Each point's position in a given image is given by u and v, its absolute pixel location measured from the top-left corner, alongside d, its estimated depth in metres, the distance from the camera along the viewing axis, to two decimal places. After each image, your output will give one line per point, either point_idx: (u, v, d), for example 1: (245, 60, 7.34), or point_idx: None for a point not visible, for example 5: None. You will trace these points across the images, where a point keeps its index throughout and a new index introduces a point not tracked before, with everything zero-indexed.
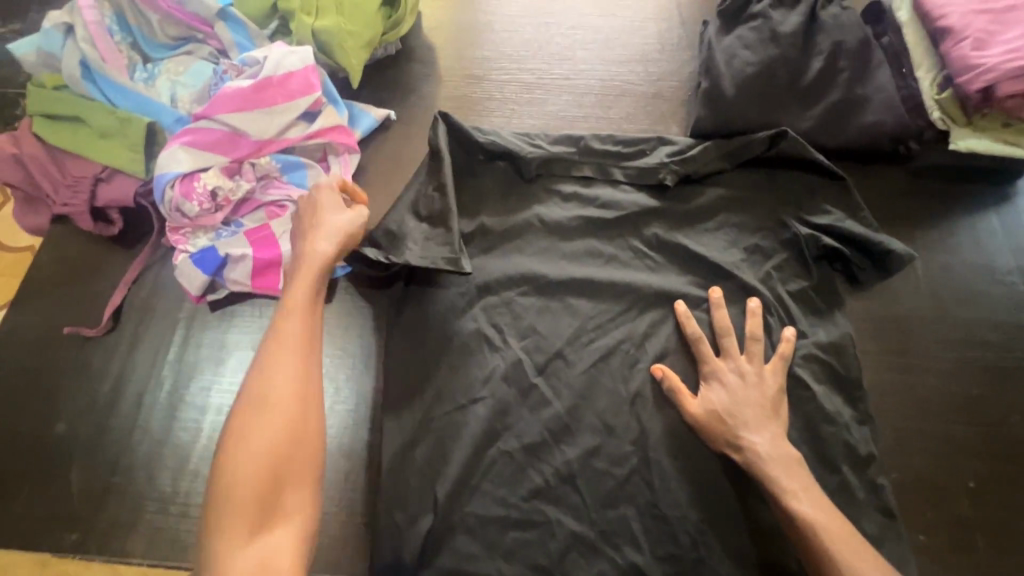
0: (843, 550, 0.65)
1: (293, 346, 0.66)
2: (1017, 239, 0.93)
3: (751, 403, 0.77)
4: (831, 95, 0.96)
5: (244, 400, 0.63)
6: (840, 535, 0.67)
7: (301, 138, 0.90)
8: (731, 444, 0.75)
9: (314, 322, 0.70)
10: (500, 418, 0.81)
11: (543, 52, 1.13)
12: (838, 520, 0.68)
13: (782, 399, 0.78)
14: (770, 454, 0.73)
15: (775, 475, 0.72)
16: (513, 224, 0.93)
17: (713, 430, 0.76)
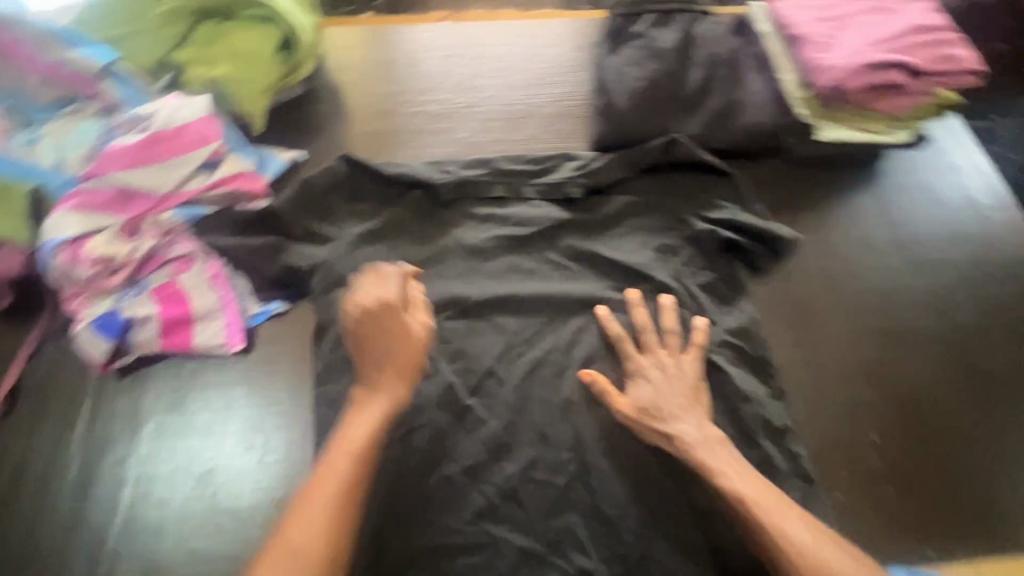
0: (771, 517, 0.69)
1: (329, 498, 0.69)
2: (886, 214, 1.03)
3: (675, 395, 0.81)
4: (713, 101, 1.04)
5: (274, 546, 0.67)
6: (768, 504, 0.71)
7: (201, 189, 0.89)
8: (660, 435, 0.79)
9: (356, 470, 0.72)
10: (438, 444, 0.80)
11: (447, 83, 1.17)
12: (762, 489, 0.72)
13: (703, 386, 0.83)
14: (694, 440, 0.77)
15: (701, 458, 0.75)
16: (432, 253, 0.95)
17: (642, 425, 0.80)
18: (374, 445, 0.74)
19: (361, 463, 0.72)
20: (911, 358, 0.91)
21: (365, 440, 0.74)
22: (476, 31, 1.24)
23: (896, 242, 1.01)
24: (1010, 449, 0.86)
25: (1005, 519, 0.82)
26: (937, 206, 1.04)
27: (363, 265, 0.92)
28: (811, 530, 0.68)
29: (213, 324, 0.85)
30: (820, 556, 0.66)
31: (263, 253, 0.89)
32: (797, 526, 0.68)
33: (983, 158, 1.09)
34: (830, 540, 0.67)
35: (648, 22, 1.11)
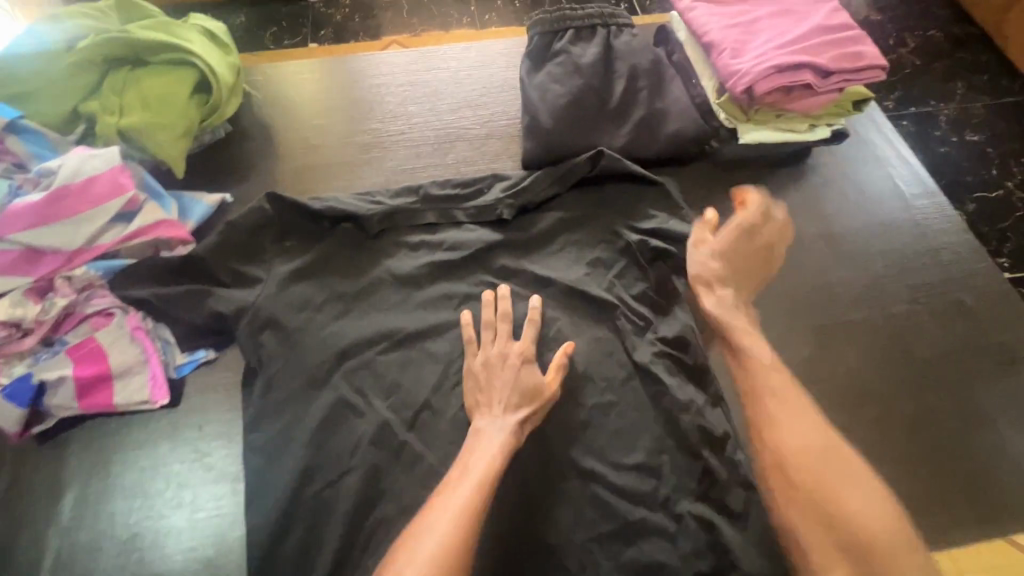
0: (781, 405, 0.76)
1: (436, 545, 0.64)
2: (815, 210, 1.04)
3: (758, 263, 0.92)
4: (637, 112, 1.05)
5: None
6: (783, 396, 0.77)
7: (118, 241, 0.86)
8: (730, 299, 0.88)
9: (475, 516, 0.67)
10: (374, 484, 0.79)
11: (376, 113, 1.17)
12: (783, 382, 0.79)
13: (768, 256, 0.94)
14: (754, 341, 0.83)
15: (741, 346, 0.83)
16: (364, 285, 0.93)
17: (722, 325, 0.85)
18: (485, 492, 0.70)
19: (473, 509, 0.68)
20: (847, 352, 0.91)
21: (496, 453, 0.73)
22: (402, 60, 1.24)
23: (827, 237, 1.02)
24: (950, 434, 0.86)
25: (950, 506, 0.81)
26: (864, 198, 1.06)
27: (293, 303, 0.90)
28: (821, 428, 0.74)
29: (134, 379, 0.82)
30: (812, 443, 0.72)
31: (184, 300, 0.86)
32: (803, 418, 0.74)
33: (904, 147, 1.12)
34: (833, 436, 0.73)
35: (569, 38, 1.12)
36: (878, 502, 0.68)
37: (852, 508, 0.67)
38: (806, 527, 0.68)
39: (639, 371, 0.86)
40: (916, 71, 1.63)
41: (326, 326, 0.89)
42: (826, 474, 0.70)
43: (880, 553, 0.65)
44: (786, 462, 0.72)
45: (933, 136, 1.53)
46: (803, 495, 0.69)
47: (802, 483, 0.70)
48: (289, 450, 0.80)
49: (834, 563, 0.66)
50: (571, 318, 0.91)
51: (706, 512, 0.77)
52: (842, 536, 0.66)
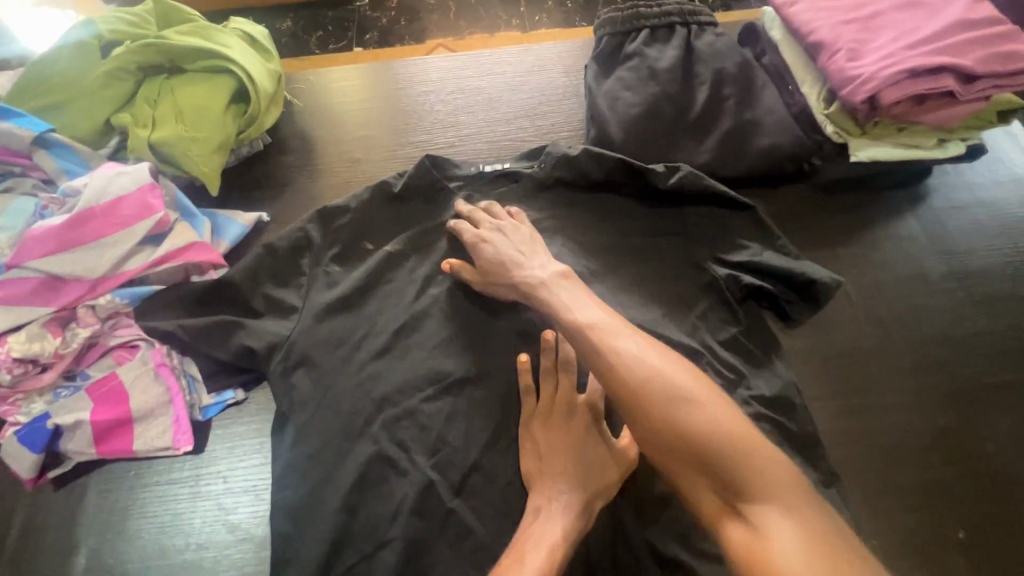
0: (602, 333, 0.64)
1: None
2: (942, 243, 0.87)
3: (522, 250, 0.80)
4: (723, 124, 0.91)
5: None
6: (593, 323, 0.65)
7: (145, 267, 0.79)
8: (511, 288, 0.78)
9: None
10: (415, 560, 0.68)
11: (423, 123, 1.06)
12: (617, 322, 0.66)
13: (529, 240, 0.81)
14: (560, 300, 0.71)
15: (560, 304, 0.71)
16: (406, 318, 0.82)
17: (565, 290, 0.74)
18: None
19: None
20: (989, 423, 0.75)
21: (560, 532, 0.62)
22: (452, 66, 1.14)
23: (958, 276, 0.84)
24: None
25: None
26: (1003, 228, 0.88)
27: (328, 338, 0.79)
28: (644, 346, 0.62)
29: (156, 423, 0.75)
30: (639, 367, 0.60)
31: (209, 333, 0.77)
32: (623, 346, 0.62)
33: None
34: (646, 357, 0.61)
35: (643, 39, 0.98)
36: (720, 418, 0.56)
37: (691, 425, 0.56)
38: (668, 455, 0.57)
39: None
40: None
41: (364, 366, 0.78)
42: (654, 400, 0.58)
43: (729, 462, 0.54)
44: (619, 398, 0.60)
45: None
46: (647, 432, 0.58)
47: (637, 415, 0.58)
48: (320, 514, 0.70)
49: (700, 483, 0.56)
50: None
51: None
52: (693, 455, 0.55)
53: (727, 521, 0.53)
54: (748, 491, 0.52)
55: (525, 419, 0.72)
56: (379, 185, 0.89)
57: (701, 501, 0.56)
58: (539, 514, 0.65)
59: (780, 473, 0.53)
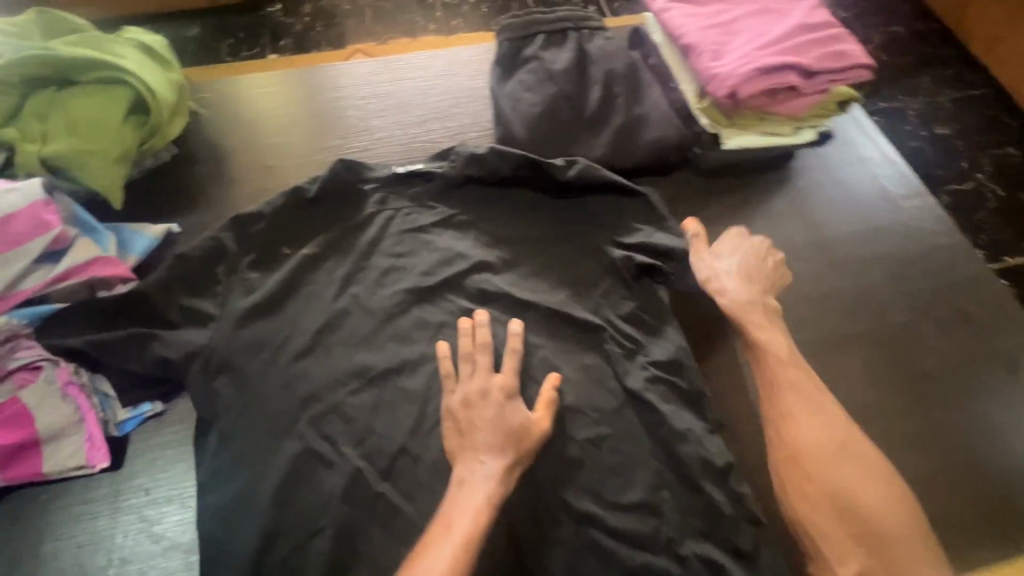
0: (776, 407, 0.77)
1: None
2: (806, 217, 1.00)
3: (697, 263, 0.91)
4: (615, 119, 0.99)
5: None
6: (799, 381, 0.79)
7: (44, 284, 0.77)
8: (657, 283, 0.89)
9: (471, 553, 0.64)
10: (348, 544, 0.71)
11: (337, 128, 1.09)
12: (797, 360, 0.81)
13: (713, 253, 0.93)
14: (767, 327, 0.84)
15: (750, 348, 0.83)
16: (328, 317, 0.84)
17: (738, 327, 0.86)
18: (477, 530, 0.66)
19: (464, 545, 0.65)
20: (850, 367, 0.86)
21: (481, 497, 0.69)
22: (363, 71, 1.17)
23: (819, 245, 0.97)
24: (961, 449, 0.81)
25: (967, 530, 0.76)
26: (854, 201, 1.02)
27: (248, 343, 0.81)
28: (836, 414, 0.77)
29: (67, 443, 0.73)
30: (824, 444, 0.74)
31: (122, 345, 0.76)
32: (812, 417, 0.76)
33: (887, 145, 1.09)
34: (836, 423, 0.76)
35: (539, 43, 1.05)
36: (877, 485, 0.71)
37: (860, 490, 0.70)
38: (819, 524, 0.70)
39: (633, 400, 0.80)
40: (885, 67, 1.63)
41: (286, 366, 0.80)
42: (855, 456, 0.73)
43: (883, 529, 0.68)
44: (794, 471, 0.73)
45: (906, 131, 1.53)
46: (804, 488, 0.72)
47: (835, 480, 0.71)
48: (249, 513, 0.72)
49: (852, 556, 0.68)
50: (557, 344, 0.84)
51: (714, 554, 0.71)
52: (854, 521, 0.69)
53: None
54: (904, 570, 0.66)
55: (446, 403, 0.76)
56: (294, 189, 0.90)
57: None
58: (462, 485, 0.70)
59: (917, 559, 0.67)
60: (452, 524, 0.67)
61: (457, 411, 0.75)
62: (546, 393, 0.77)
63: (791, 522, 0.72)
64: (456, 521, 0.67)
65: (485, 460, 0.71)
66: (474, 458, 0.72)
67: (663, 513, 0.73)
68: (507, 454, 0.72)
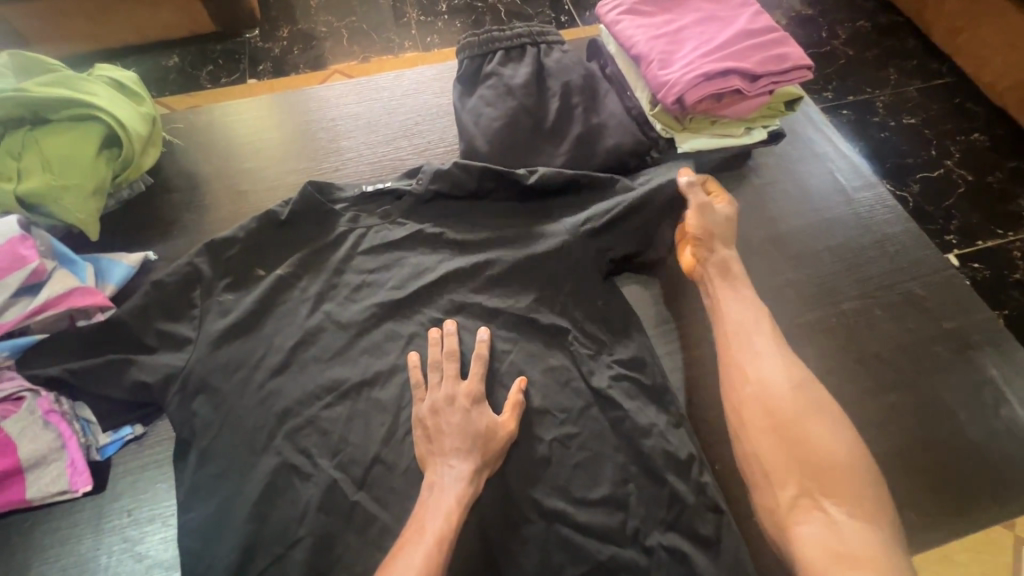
0: (743, 350, 0.80)
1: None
2: (764, 212, 1.04)
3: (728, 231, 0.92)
4: (574, 129, 1.03)
5: None
6: (764, 326, 0.82)
7: (23, 316, 0.80)
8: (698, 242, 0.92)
9: (444, 549, 0.67)
10: (324, 553, 0.74)
11: (307, 150, 1.12)
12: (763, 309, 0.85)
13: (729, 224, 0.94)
14: (737, 280, 0.88)
15: (719, 296, 0.87)
16: (301, 334, 0.87)
17: (715, 283, 0.89)
18: (450, 529, 0.69)
19: (438, 542, 0.67)
20: (807, 355, 0.89)
21: (453, 498, 0.71)
22: (331, 93, 1.20)
23: (775, 238, 1.01)
24: (913, 430, 0.84)
25: (922, 508, 0.79)
26: (808, 195, 1.06)
27: (224, 362, 0.83)
28: (795, 359, 0.79)
29: (49, 469, 0.76)
30: (782, 384, 0.75)
31: (102, 373, 0.79)
32: (777, 359, 0.78)
33: (840, 140, 1.13)
34: (798, 367, 0.78)
35: (499, 59, 1.09)
36: (829, 421, 0.73)
37: (809, 421, 0.72)
38: (767, 454, 0.72)
39: (597, 398, 0.83)
40: (849, 61, 1.68)
41: (262, 384, 0.83)
42: (809, 394, 0.75)
43: (829, 460, 0.70)
44: (750, 406, 0.75)
45: (872, 122, 1.57)
46: (756, 418, 0.74)
47: (786, 415, 0.73)
48: (228, 527, 0.74)
49: (793, 481, 0.69)
50: (524, 349, 0.87)
51: (677, 542, 0.73)
52: (799, 450, 0.71)
53: (812, 517, 0.67)
54: (843, 499, 0.67)
55: (416, 411, 0.79)
56: (267, 214, 0.93)
57: (787, 500, 0.69)
58: (433, 488, 0.73)
59: (859, 490, 0.68)
60: (426, 523, 0.69)
61: (428, 418, 0.78)
62: (514, 394, 0.81)
63: (742, 453, 0.75)
64: (430, 519, 0.70)
65: (456, 463, 0.74)
66: (445, 462, 0.75)
67: (630, 507, 0.75)
68: (477, 455, 0.75)
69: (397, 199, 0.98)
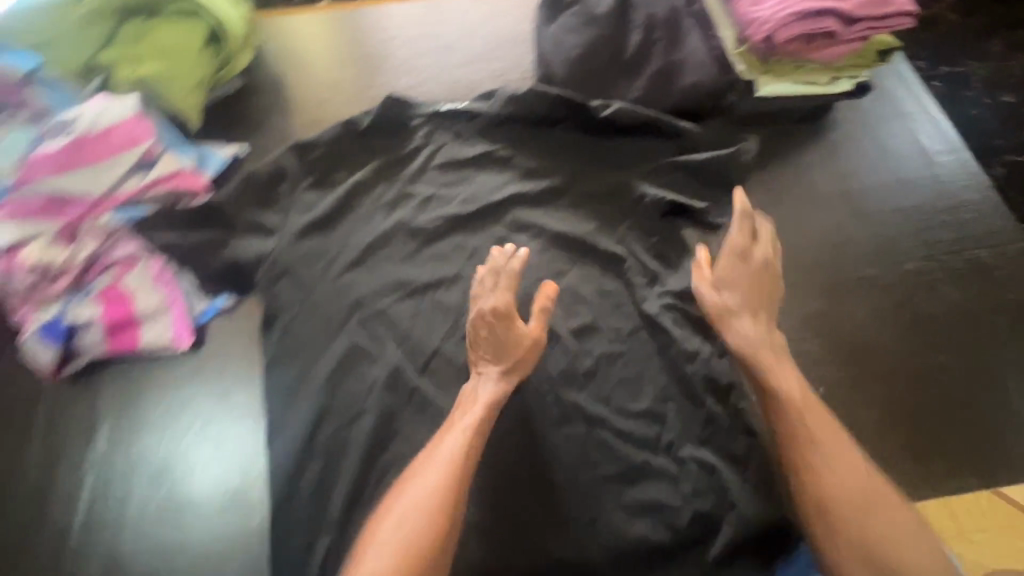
0: (800, 450, 0.70)
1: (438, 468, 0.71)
2: (834, 166, 1.02)
3: (761, 289, 0.80)
4: (652, 65, 1.02)
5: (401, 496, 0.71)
6: (817, 420, 0.72)
7: (138, 190, 0.89)
8: (722, 321, 0.79)
9: (474, 436, 0.74)
10: (387, 425, 0.83)
11: (387, 66, 1.15)
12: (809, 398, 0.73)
13: (767, 282, 0.81)
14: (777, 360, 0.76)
15: (761, 380, 0.75)
16: (375, 236, 0.94)
17: (764, 358, 0.76)
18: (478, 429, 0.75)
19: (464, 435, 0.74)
20: (857, 307, 0.90)
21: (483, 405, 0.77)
22: (413, 11, 1.21)
23: (842, 193, 1.00)
24: (956, 391, 0.85)
25: (953, 461, 0.81)
26: (882, 152, 1.04)
27: (307, 254, 0.92)
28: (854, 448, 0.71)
29: (159, 324, 0.87)
30: (847, 491, 0.67)
31: (204, 249, 0.90)
32: (841, 464, 0.68)
33: (928, 99, 1.09)
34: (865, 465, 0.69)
35: None
36: (912, 530, 0.65)
37: (889, 535, 0.65)
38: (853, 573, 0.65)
39: (647, 322, 0.87)
40: (953, 27, 1.56)
41: (338, 278, 0.91)
42: (883, 500, 0.67)
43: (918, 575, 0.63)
44: (821, 517, 0.67)
45: (965, 97, 1.48)
46: (833, 531, 0.66)
47: (870, 534, 0.65)
48: (307, 392, 0.84)
49: None
50: (580, 271, 0.92)
51: (708, 457, 0.79)
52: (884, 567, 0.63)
53: None
54: None
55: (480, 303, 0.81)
56: (348, 122, 0.99)
57: None
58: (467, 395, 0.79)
59: None
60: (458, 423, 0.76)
61: (480, 327, 0.79)
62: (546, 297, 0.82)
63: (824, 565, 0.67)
64: (461, 419, 0.76)
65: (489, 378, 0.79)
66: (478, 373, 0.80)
67: (666, 420, 0.81)
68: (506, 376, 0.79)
69: (470, 119, 1.02)
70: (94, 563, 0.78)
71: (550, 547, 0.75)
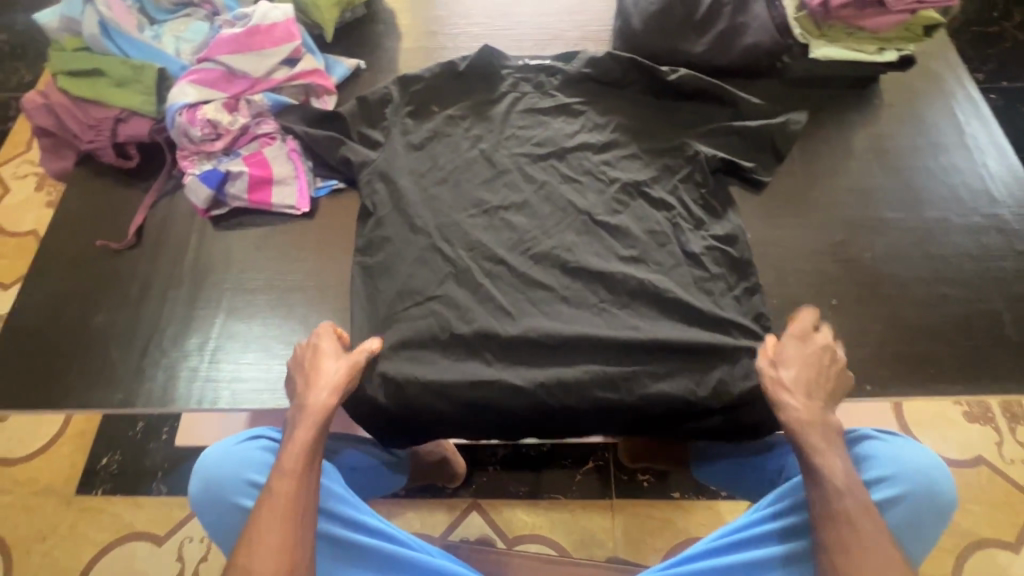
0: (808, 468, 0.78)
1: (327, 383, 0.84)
2: (871, 128, 1.15)
3: (825, 385, 0.83)
4: (720, 24, 1.16)
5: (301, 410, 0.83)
6: (824, 443, 0.79)
7: (286, 78, 1.10)
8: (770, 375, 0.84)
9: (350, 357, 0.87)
10: (464, 285, 1.00)
11: (486, 11, 1.34)
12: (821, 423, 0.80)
13: (825, 366, 0.84)
14: (809, 399, 0.81)
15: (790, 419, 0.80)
16: (468, 142, 1.12)
17: (792, 397, 0.82)
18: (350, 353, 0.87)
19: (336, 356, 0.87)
20: (875, 243, 1.04)
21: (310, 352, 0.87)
22: None
23: (875, 150, 1.13)
24: (954, 319, 0.98)
25: (945, 373, 0.94)
26: (916, 118, 1.16)
27: (410, 150, 1.11)
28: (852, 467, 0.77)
29: (287, 188, 1.08)
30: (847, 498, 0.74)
31: (328, 144, 1.09)
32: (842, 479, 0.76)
33: (969, 81, 1.20)
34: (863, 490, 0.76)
35: None
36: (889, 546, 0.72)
37: (872, 536, 0.72)
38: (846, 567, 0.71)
39: (689, 259, 1.02)
40: (1015, 46, 1.64)
41: (434, 171, 1.09)
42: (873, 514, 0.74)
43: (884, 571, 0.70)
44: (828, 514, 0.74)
45: (1019, 112, 1.56)
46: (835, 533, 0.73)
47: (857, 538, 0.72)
48: (400, 251, 1.02)
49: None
50: (637, 186, 1.08)
51: (726, 341, 0.94)
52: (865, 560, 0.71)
53: None
54: None
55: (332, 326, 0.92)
56: (448, 63, 1.17)
57: None
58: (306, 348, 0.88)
59: None
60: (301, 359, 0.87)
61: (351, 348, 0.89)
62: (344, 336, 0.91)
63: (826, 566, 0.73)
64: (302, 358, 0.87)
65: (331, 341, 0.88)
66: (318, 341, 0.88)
67: (701, 345, 0.94)
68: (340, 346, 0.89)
69: (552, 77, 1.19)
70: (223, 357, 0.97)
71: (588, 388, 0.93)
